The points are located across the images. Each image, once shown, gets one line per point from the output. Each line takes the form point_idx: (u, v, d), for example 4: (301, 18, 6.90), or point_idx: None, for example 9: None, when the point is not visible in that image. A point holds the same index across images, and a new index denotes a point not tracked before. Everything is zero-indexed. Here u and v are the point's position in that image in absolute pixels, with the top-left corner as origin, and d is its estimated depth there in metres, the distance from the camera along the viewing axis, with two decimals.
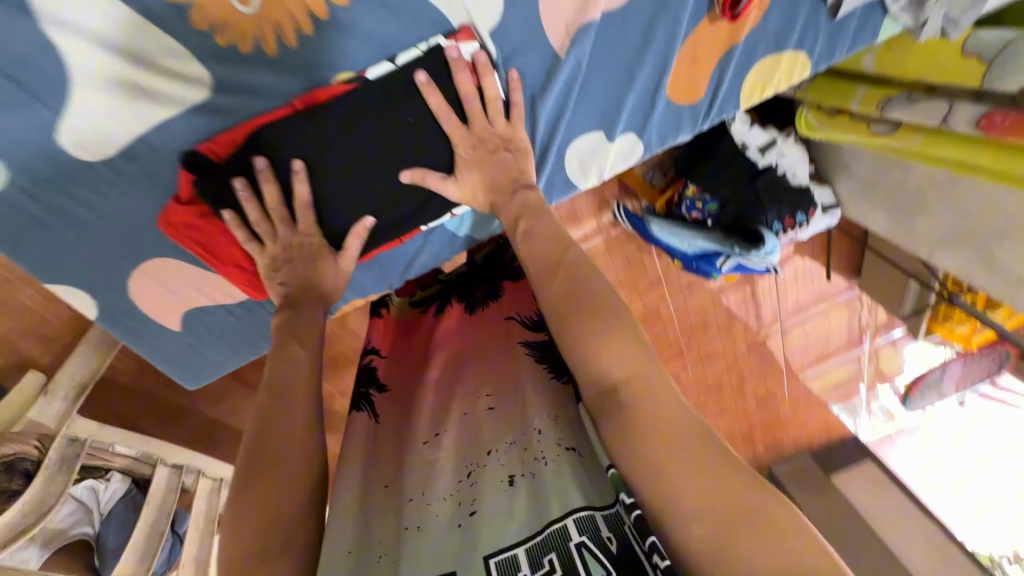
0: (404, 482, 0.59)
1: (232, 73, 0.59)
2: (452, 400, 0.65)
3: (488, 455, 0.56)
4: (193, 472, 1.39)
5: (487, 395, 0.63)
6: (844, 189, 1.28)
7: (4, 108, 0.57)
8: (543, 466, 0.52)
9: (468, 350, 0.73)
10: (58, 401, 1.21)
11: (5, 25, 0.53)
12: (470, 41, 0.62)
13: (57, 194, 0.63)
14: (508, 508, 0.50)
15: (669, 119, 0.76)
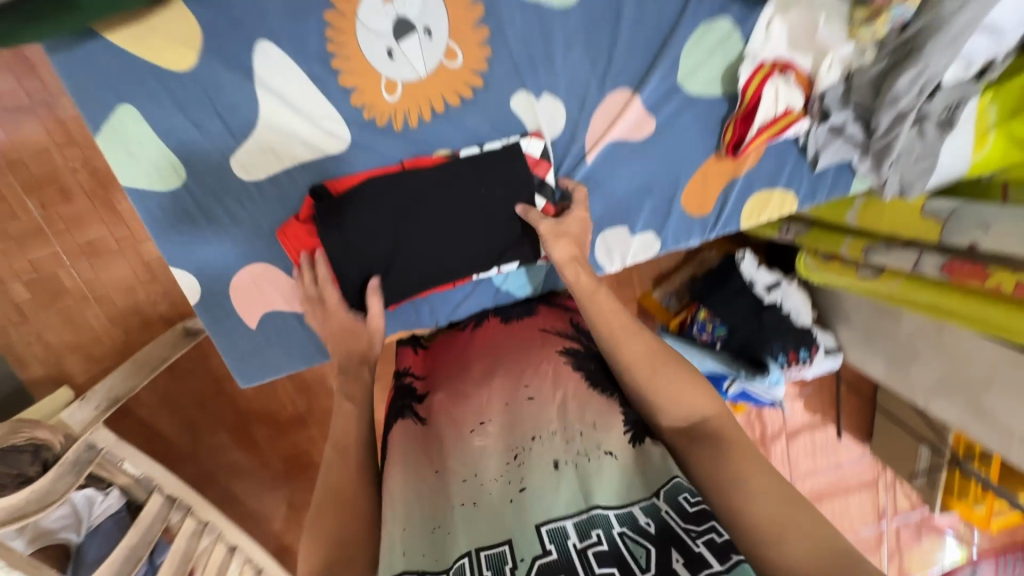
0: (451, 464, 0.62)
1: (366, 136, 0.83)
2: (491, 394, 0.69)
3: (533, 440, 0.62)
4: (183, 509, 1.35)
5: (526, 387, 0.68)
6: (846, 336, 1.44)
7: (208, 133, 0.80)
8: (588, 460, 0.59)
9: (507, 354, 0.77)
10: (88, 407, 1.22)
11: (231, 81, 0.77)
12: (538, 140, 0.85)
13: (212, 199, 0.83)
14: (555, 488, 0.57)
15: (682, 226, 0.94)
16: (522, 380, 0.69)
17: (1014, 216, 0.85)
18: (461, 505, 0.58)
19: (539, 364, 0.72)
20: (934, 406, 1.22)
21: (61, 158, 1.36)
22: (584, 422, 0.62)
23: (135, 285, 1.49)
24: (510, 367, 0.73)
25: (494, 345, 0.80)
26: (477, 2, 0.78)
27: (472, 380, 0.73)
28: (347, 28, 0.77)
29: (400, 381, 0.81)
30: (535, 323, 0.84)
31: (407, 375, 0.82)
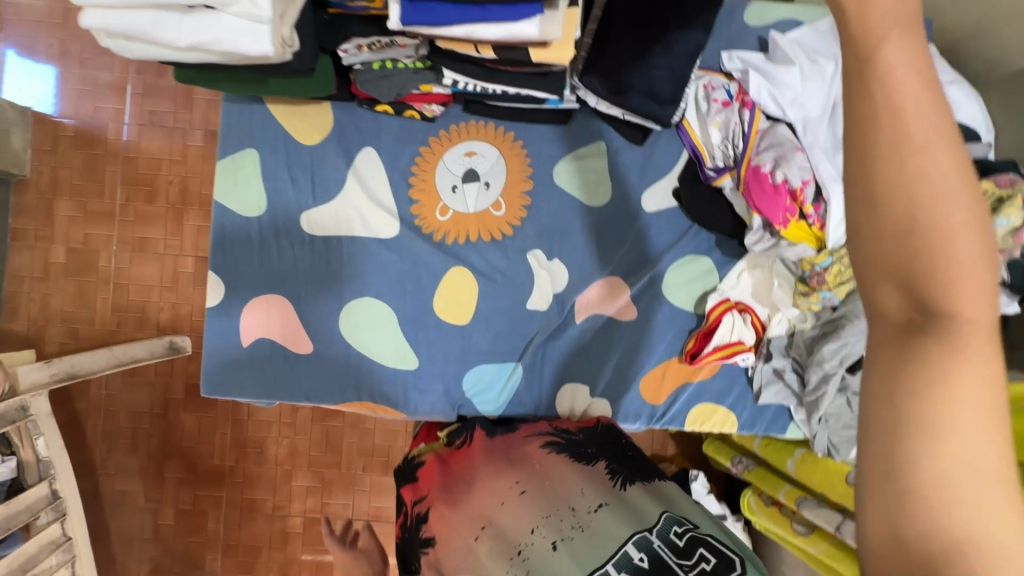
0: (465, 566, 0.71)
1: (409, 234, 1.02)
2: (488, 507, 0.75)
3: (532, 532, 0.70)
4: (55, 514, 1.18)
5: (517, 482, 0.77)
6: None
7: (296, 190, 1.01)
8: (588, 521, 0.68)
9: (499, 461, 0.83)
10: (44, 372, 1.22)
11: (332, 163, 1.02)
12: None
13: (271, 234, 1.01)
14: (561, 567, 0.65)
15: (635, 406, 1.04)
16: (513, 477, 0.78)
17: None
18: None
19: (528, 464, 0.80)
20: None
21: (166, 170, 1.63)
22: (572, 499, 0.72)
23: (154, 286, 1.63)
24: (502, 469, 0.80)
25: (478, 456, 0.86)
26: (529, 179, 1.04)
27: (465, 488, 0.80)
28: (432, 161, 1.03)
29: (413, 514, 0.82)
30: (515, 433, 0.90)
31: (411, 508, 0.83)
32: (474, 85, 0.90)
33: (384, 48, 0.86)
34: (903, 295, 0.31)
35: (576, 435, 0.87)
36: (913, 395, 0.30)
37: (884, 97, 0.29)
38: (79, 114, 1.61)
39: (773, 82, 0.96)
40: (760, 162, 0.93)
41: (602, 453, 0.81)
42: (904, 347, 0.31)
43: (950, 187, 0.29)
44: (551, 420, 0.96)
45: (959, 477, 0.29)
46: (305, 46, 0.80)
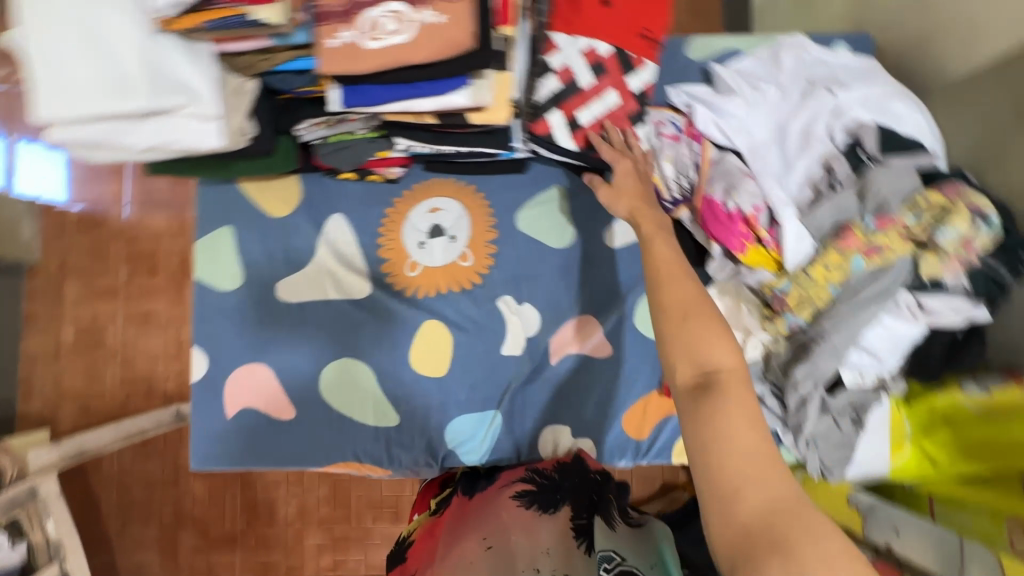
0: None
1: (381, 293, 1.05)
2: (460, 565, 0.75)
3: None
4: None
5: (484, 537, 0.78)
6: None
7: (271, 260, 1.06)
8: None
9: (472, 517, 0.84)
10: (56, 452, 1.26)
11: (304, 231, 1.06)
12: None
13: (250, 304, 1.05)
14: None
15: (619, 443, 1.03)
16: (482, 532, 0.79)
17: (922, 529, 0.88)
18: None
19: (496, 514, 0.82)
20: None
21: (167, 244, 1.70)
22: (534, 559, 0.74)
23: (160, 357, 1.68)
24: (473, 526, 0.82)
25: (449, 523, 0.86)
26: (493, 229, 1.07)
27: (440, 554, 0.80)
28: (398, 220, 1.07)
29: None
30: (492, 486, 0.93)
31: None
32: (427, 147, 0.94)
33: (336, 124, 0.90)
34: (689, 364, 0.60)
35: (551, 478, 0.89)
36: (711, 426, 0.56)
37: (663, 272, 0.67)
38: (83, 198, 1.71)
39: (719, 113, 0.99)
40: (711, 192, 0.94)
41: (568, 501, 0.84)
42: (698, 398, 0.57)
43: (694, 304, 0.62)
44: (528, 467, 0.96)
45: (738, 467, 0.54)
46: (262, 132, 0.85)
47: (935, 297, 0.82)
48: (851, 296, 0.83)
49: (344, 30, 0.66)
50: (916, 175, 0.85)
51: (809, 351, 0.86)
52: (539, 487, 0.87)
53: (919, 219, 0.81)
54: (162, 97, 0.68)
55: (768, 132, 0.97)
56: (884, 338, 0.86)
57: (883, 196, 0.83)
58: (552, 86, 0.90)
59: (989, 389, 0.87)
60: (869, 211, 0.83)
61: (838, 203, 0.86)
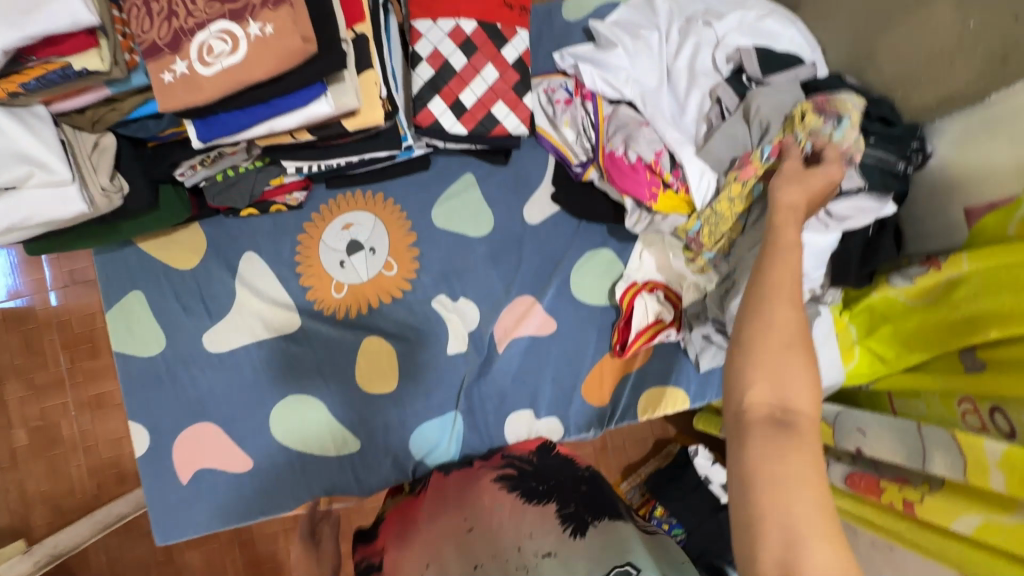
0: None
1: (312, 321, 1.02)
2: (434, 545, 0.76)
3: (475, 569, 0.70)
4: None
5: (465, 521, 0.78)
6: None
7: (191, 314, 1.01)
8: None
9: (451, 499, 0.86)
10: (28, 561, 1.22)
11: (218, 277, 1.02)
12: None
13: (180, 364, 1.00)
14: None
15: (584, 414, 1.03)
16: (463, 514, 0.80)
17: (882, 424, 0.91)
18: None
19: (476, 500, 0.82)
20: None
21: (101, 321, 1.63)
22: (519, 539, 0.72)
23: (122, 438, 1.62)
24: (450, 509, 0.83)
25: (431, 501, 0.88)
26: (411, 231, 1.04)
27: (418, 526, 0.83)
28: (312, 244, 1.03)
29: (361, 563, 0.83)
30: (473, 467, 0.95)
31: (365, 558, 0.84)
32: (318, 164, 0.91)
33: (216, 161, 0.86)
34: (772, 393, 0.50)
35: (530, 467, 0.91)
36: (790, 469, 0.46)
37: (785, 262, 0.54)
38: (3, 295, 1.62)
39: (604, 69, 0.98)
40: (612, 147, 0.93)
41: (551, 492, 0.81)
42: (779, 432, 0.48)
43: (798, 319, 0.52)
44: (506, 450, 0.98)
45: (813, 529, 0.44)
46: (135, 185, 0.81)
47: (842, 202, 0.82)
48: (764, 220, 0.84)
49: (177, 62, 0.62)
50: (798, 89, 0.86)
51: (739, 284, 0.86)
52: (523, 475, 0.88)
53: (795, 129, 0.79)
54: (3, 172, 0.64)
55: (656, 76, 0.97)
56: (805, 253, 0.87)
57: (766, 117, 0.84)
58: (426, 73, 0.88)
59: (914, 279, 0.88)
60: (757, 133, 0.85)
61: (730, 132, 0.87)
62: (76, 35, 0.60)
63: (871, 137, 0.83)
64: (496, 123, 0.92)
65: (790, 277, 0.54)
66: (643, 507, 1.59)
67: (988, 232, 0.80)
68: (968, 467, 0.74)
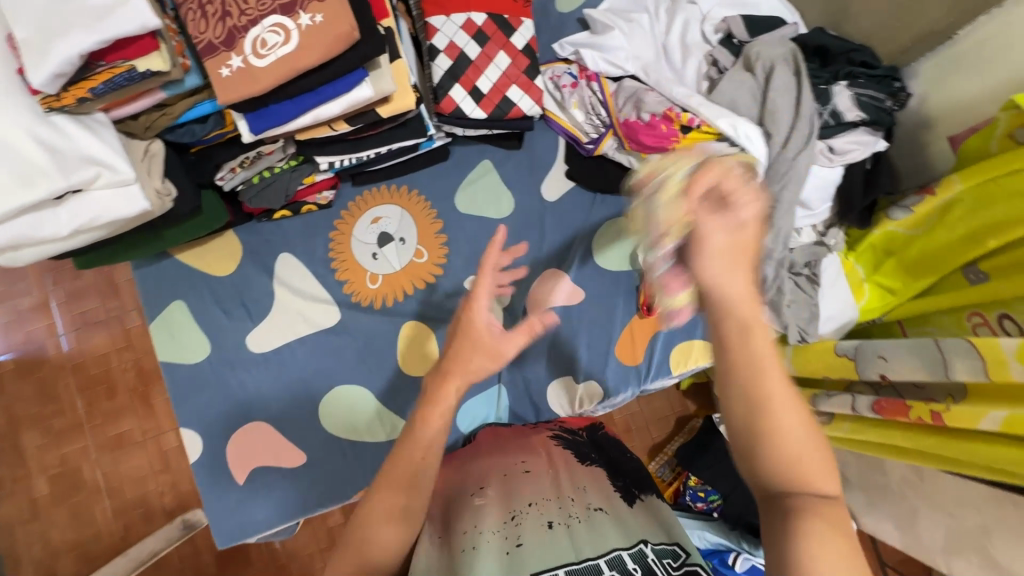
0: (458, 520, 0.74)
1: (351, 313, 1.06)
2: (493, 471, 0.85)
3: (528, 506, 0.75)
4: None
5: (525, 464, 0.85)
6: (866, 493, 1.44)
7: (232, 318, 1.04)
8: (577, 521, 0.71)
9: (508, 449, 0.93)
10: None
11: (256, 280, 1.06)
12: None
13: (226, 367, 1.03)
14: (549, 543, 0.67)
15: (620, 374, 1.07)
16: (522, 458, 0.87)
17: (901, 348, 0.96)
18: (463, 548, 0.67)
19: (534, 449, 0.91)
20: (955, 567, 1.22)
21: (117, 360, 1.61)
22: (575, 492, 0.77)
23: (147, 476, 1.58)
24: (514, 453, 0.91)
25: (487, 444, 0.96)
26: (436, 219, 1.10)
27: (479, 459, 0.91)
28: (344, 240, 1.08)
29: None
30: (524, 427, 1.02)
31: None
32: (348, 159, 0.96)
33: (255, 162, 0.92)
34: (787, 477, 0.47)
35: (580, 438, 0.96)
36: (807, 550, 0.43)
37: (751, 354, 0.49)
38: (18, 343, 1.60)
39: (604, 50, 1.06)
40: (626, 115, 1.02)
41: (604, 463, 0.88)
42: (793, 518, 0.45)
43: (784, 403, 0.48)
44: (557, 423, 1.02)
45: None
46: (183, 189, 0.84)
47: (841, 136, 0.93)
48: (782, 155, 0.93)
49: (232, 57, 0.68)
50: (789, 42, 0.95)
51: (771, 218, 0.92)
52: (578, 441, 0.95)
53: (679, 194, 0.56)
54: (74, 173, 0.68)
55: (651, 52, 1.06)
56: (817, 186, 0.97)
57: (768, 63, 0.94)
58: (444, 64, 0.95)
59: (911, 209, 0.96)
60: (761, 76, 0.95)
61: (735, 80, 0.96)
62: (142, 37, 0.65)
63: (857, 77, 0.93)
64: (512, 105, 0.98)
65: (773, 385, 0.48)
66: (676, 482, 1.64)
67: (972, 155, 0.88)
68: (989, 366, 0.80)
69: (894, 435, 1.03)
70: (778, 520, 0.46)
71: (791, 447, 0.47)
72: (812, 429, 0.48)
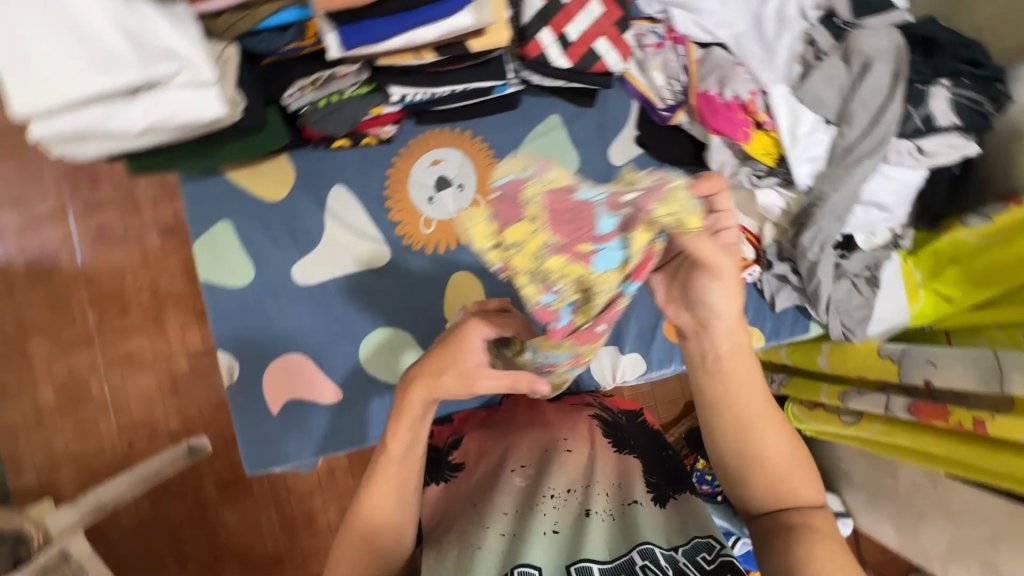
0: (495, 498, 0.70)
1: (400, 255, 1.03)
2: (525, 449, 0.77)
3: (569, 492, 0.69)
4: None
5: (565, 441, 0.77)
6: (870, 493, 1.47)
7: (280, 248, 1.01)
8: (610, 518, 0.66)
9: (541, 419, 0.83)
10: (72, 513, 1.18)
11: (307, 210, 1.02)
12: None
13: (268, 296, 1.01)
14: (586, 533, 0.64)
15: (665, 351, 1.07)
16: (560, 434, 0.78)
17: (953, 353, 0.93)
18: (500, 534, 0.64)
19: (573, 424, 0.80)
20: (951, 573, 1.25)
21: (131, 279, 1.48)
22: (611, 483, 0.71)
23: (155, 397, 1.48)
24: (549, 423, 0.81)
25: (521, 415, 0.85)
26: (498, 170, 1.06)
27: (510, 427, 0.83)
28: (402, 180, 1.04)
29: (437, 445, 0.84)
30: (562, 403, 0.88)
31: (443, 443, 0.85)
32: (422, 94, 0.92)
33: (326, 83, 0.88)
34: (769, 488, 0.62)
35: (619, 419, 0.85)
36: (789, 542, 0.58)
37: (730, 382, 0.61)
38: (22, 248, 1.47)
39: (696, 12, 0.99)
40: (706, 87, 0.96)
41: (642, 454, 0.78)
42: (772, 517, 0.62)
43: (764, 429, 0.61)
44: (597, 397, 0.92)
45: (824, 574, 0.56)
46: (252, 102, 0.80)
47: (930, 138, 0.88)
48: (844, 157, 0.91)
49: None
50: (894, 33, 0.88)
51: (813, 217, 0.93)
52: (614, 424, 0.82)
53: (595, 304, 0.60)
54: (153, 66, 0.63)
55: (746, 20, 0.99)
56: (889, 187, 0.94)
57: (867, 55, 0.87)
58: (536, 4, 0.90)
59: (990, 217, 0.93)
60: (856, 69, 0.89)
61: (828, 72, 0.90)
62: None
63: (960, 78, 0.87)
64: (597, 59, 0.93)
65: (754, 411, 0.61)
66: None
67: None
68: None
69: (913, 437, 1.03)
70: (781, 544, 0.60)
71: (782, 480, 0.61)
72: (801, 462, 0.62)
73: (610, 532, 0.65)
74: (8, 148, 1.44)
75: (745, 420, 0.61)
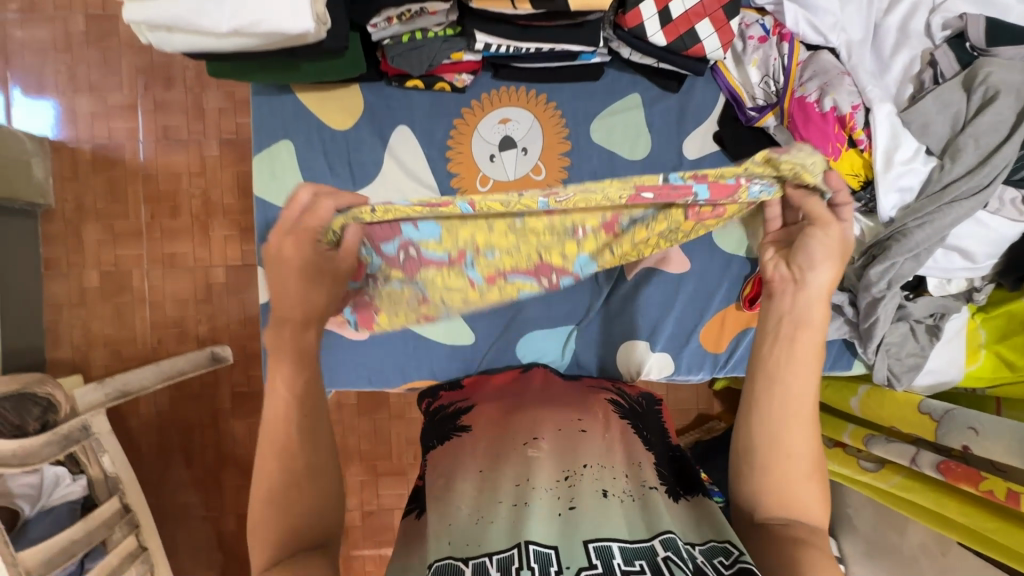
0: (503, 470, 0.66)
1: None
2: (544, 420, 0.74)
3: (583, 467, 0.65)
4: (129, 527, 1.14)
5: (579, 420, 0.73)
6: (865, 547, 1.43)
7: (336, 178, 1.01)
8: (631, 500, 0.62)
9: (559, 397, 0.81)
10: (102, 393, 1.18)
11: (370, 145, 1.01)
12: None
13: None
14: (605, 512, 0.60)
15: (696, 359, 1.04)
16: (576, 414, 0.74)
17: (1003, 425, 0.83)
18: (513, 505, 0.61)
19: (590, 407, 0.77)
20: None
21: (186, 184, 1.50)
22: (631, 466, 0.67)
23: (188, 300, 1.51)
24: (567, 402, 0.79)
25: (534, 392, 0.84)
26: (566, 140, 1.02)
27: (522, 401, 0.80)
28: (467, 132, 1.02)
29: (448, 407, 0.83)
30: (579, 384, 0.88)
31: (451, 405, 0.83)
32: (507, 47, 0.90)
33: (414, 18, 0.85)
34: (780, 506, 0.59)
35: (636, 406, 0.82)
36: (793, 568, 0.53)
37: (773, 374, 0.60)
38: (92, 132, 1.49)
39: (811, 9, 0.91)
40: (804, 92, 0.91)
41: (657, 444, 0.74)
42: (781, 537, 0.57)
43: (807, 433, 0.60)
44: (620, 384, 0.91)
45: None
46: (338, 23, 0.78)
47: None
48: (939, 192, 0.84)
49: None
50: None
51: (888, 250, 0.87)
52: (631, 411, 0.80)
53: (645, 228, 0.65)
54: None
55: (863, 28, 0.92)
56: (981, 239, 0.88)
57: (994, 85, 0.81)
58: None
59: None
60: (977, 101, 0.83)
61: (943, 96, 0.84)
62: None
63: None
64: (696, 41, 0.88)
65: (803, 408, 0.60)
66: None
67: None
68: None
69: (926, 497, 0.97)
70: (760, 546, 0.57)
71: (786, 486, 0.59)
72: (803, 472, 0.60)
73: (624, 507, 0.61)
74: (95, 36, 1.47)
75: (787, 415, 0.60)
